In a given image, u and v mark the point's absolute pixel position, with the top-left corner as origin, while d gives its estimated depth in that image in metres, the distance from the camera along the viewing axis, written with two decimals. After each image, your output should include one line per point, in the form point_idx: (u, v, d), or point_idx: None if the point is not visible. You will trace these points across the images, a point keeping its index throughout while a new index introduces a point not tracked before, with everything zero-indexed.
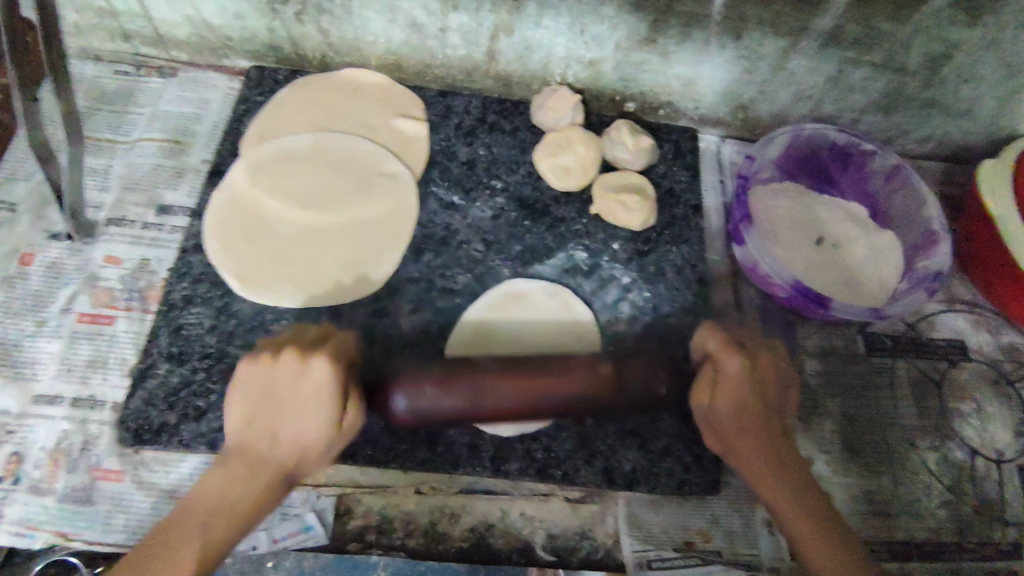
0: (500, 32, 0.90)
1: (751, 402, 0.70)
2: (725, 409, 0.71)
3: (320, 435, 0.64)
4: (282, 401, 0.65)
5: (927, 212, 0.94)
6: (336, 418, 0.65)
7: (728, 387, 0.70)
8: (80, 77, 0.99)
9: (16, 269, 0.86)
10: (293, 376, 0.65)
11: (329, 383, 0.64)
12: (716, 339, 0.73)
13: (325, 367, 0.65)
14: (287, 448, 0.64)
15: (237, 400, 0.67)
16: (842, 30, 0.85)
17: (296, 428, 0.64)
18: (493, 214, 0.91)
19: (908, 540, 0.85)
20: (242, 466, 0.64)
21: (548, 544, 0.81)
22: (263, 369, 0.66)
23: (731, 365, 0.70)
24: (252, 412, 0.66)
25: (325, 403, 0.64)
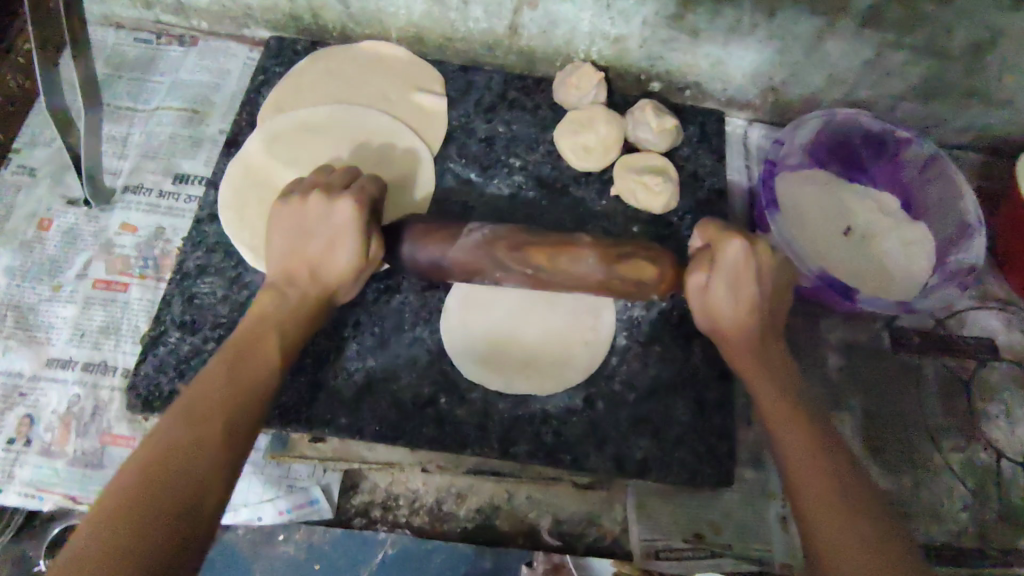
0: (524, 5, 0.88)
1: (749, 283, 0.72)
2: (729, 300, 0.73)
3: (354, 263, 0.69)
4: (306, 235, 0.70)
5: (964, 206, 0.91)
6: (362, 253, 0.69)
7: (729, 268, 0.71)
8: (102, 45, 0.99)
9: (34, 234, 0.86)
10: (320, 214, 0.69)
11: (353, 216, 0.68)
12: (713, 227, 0.73)
13: (350, 206, 0.68)
14: (325, 276, 0.70)
15: (275, 227, 0.72)
16: (881, 10, 0.82)
17: (328, 265, 0.70)
18: (511, 192, 0.89)
19: (928, 542, 0.83)
20: (284, 296, 0.70)
21: (554, 528, 0.81)
22: (291, 208, 0.71)
23: (734, 250, 0.71)
24: (287, 247, 0.71)
25: (351, 238, 0.68)
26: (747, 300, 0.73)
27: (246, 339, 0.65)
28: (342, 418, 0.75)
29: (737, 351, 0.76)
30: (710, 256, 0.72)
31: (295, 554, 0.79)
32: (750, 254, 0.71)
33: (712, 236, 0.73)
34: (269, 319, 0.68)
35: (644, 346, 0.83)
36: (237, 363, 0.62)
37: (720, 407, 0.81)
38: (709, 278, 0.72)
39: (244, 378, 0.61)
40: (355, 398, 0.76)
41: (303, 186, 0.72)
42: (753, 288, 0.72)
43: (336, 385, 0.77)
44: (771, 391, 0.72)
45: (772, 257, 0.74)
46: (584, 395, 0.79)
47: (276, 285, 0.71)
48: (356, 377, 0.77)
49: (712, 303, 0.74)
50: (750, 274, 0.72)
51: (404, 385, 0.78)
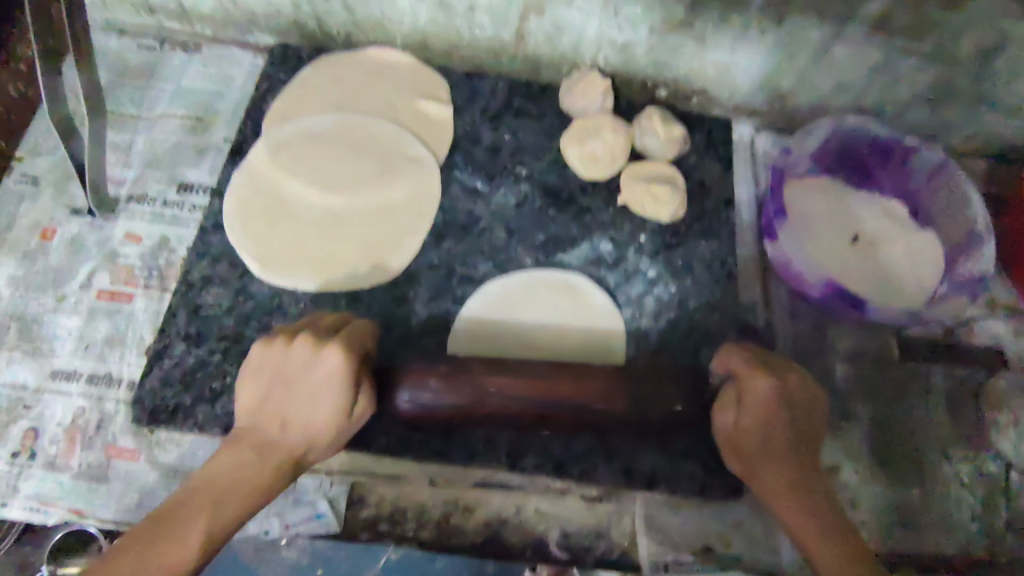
0: (530, 12, 0.87)
1: (778, 430, 0.66)
2: (747, 428, 0.67)
3: (330, 420, 0.63)
4: (290, 385, 0.64)
5: (972, 212, 0.90)
6: (345, 403, 0.63)
7: (759, 403, 0.66)
8: (105, 51, 0.98)
9: (37, 243, 0.86)
10: (306, 362, 0.64)
11: (338, 367, 0.63)
12: (738, 360, 0.70)
13: (336, 352, 0.63)
14: (294, 438, 0.63)
15: (250, 380, 0.66)
16: (891, 17, 0.81)
17: (301, 421, 0.63)
18: (517, 201, 0.89)
19: (938, 554, 0.82)
20: (244, 455, 0.62)
21: (562, 541, 0.80)
22: (276, 354, 0.65)
23: (762, 387, 0.67)
24: (264, 398, 0.65)
25: (338, 387, 0.63)
26: (769, 428, 0.66)
27: (179, 509, 0.58)
28: None
29: (769, 487, 0.66)
30: (739, 394, 0.68)
31: (299, 558, 0.76)
32: (778, 390, 0.66)
33: (740, 372, 0.69)
34: (214, 481, 0.60)
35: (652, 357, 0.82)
36: (162, 529, 0.56)
37: None
38: (734, 414, 0.68)
39: (158, 551, 0.55)
40: None
41: (293, 331, 0.68)
42: (784, 432, 0.66)
43: None
44: (777, 472, 0.66)
45: (804, 386, 0.68)
46: None
47: (240, 439, 0.63)
48: None
49: (736, 429, 0.68)
50: (779, 412, 0.66)
51: None
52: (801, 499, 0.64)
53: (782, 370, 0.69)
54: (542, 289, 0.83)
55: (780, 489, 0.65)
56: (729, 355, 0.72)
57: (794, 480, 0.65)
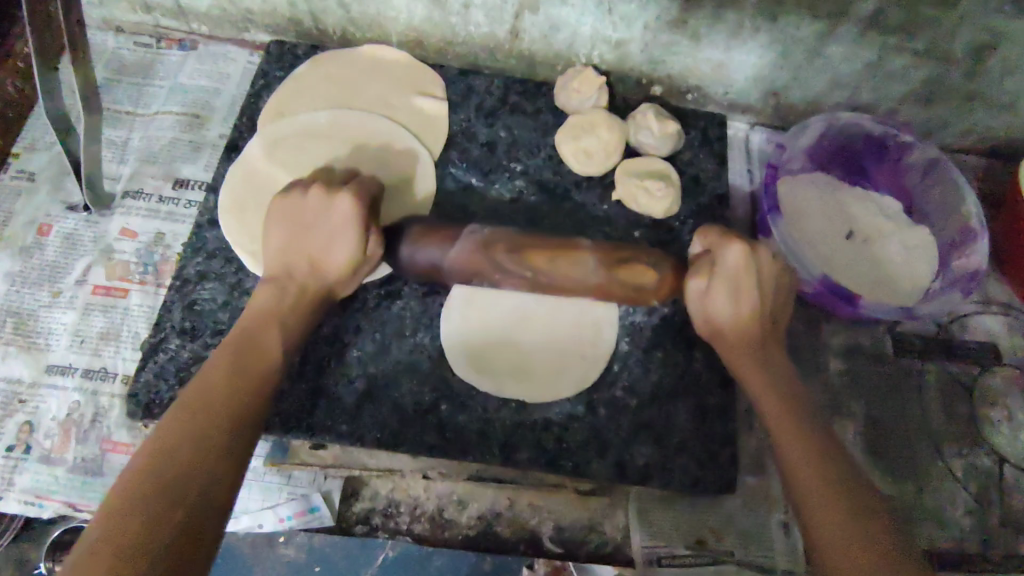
0: (525, 10, 0.88)
1: (747, 290, 0.74)
2: (720, 312, 0.76)
3: (349, 258, 0.71)
4: (309, 230, 0.72)
5: (966, 208, 0.90)
6: (362, 244, 0.72)
7: (728, 274, 0.74)
8: (101, 49, 0.98)
9: (33, 239, 0.86)
10: (321, 207, 0.72)
11: (354, 210, 0.71)
12: (713, 232, 0.76)
13: (348, 200, 0.71)
14: (320, 271, 0.72)
15: (273, 226, 0.73)
16: (883, 14, 0.81)
17: (327, 256, 0.71)
18: (512, 197, 0.89)
19: (931, 549, 0.82)
20: (286, 290, 0.70)
21: (555, 535, 0.81)
22: (295, 202, 0.73)
23: (734, 254, 0.73)
24: (287, 238, 0.72)
25: (351, 230, 0.71)
26: (745, 318, 0.75)
27: (249, 335, 0.65)
28: (343, 425, 0.75)
29: (746, 369, 0.74)
30: (711, 263, 0.75)
31: (297, 556, 0.80)
32: (750, 260, 0.73)
33: (711, 242, 0.75)
34: (262, 309, 0.68)
35: (645, 352, 0.82)
36: (244, 342, 0.64)
37: (722, 413, 0.80)
38: (709, 284, 0.75)
39: (247, 361, 0.62)
40: (356, 405, 0.76)
41: (305, 183, 0.74)
42: (758, 330, 0.76)
43: (337, 392, 0.76)
44: (764, 376, 0.73)
45: (772, 259, 0.76)
46: (585, 400, 0.79)
47: (275, 278, 0.71)
48: (357, 384, 0.77)
49: (710, 311, 0.76)
50: (749, 275, 0.73)
51: (405, 392, 0.77)
52: (790, 410, 0.69)
53: (756, 246, 0.75)
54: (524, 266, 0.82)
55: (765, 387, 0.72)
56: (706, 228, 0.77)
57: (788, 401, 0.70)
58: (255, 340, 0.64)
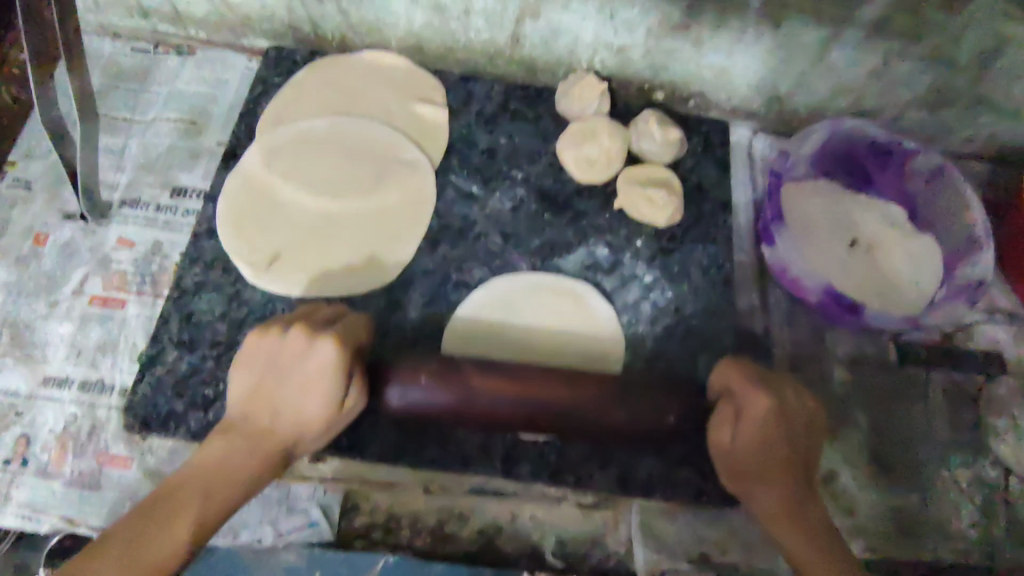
0: (526, 15, 0.87)
1: (772, 440, 0.63)
2: (743, 444, 0.64)
3: (326, 410, 0.61)
4: (284, 379, 0.61)
5: (971, 217, 0.89)
6: (338, 396, 0.61)
7: (756, 418, 0.64)
8: (98, 54, 0.97)
9: (30, 249, 0.85)
10: (299, 353, 0.61)
11: (334, 363, 0.60)
12: (738, 376, 0.67)
13: (331, 345, 0.60)
14: (287, 430, 0.61)
15: (243, 370, 0.64)
16: (889, 19, 0.81)
17: (296, 415, 0.61)
18: (513, 206, 0.88)
19: (935, 560, 0.82)
20: (244, 446, 0.59)
21: (557, 550, 0.80)
22: (271, 345, 0.63)
23: (756, 404, 0.64)
24: (255, 386, 0.63)
25: (330, 381, 0.60)
26: (764, 446, 0.63)
27: (249, 423, 0.61)
28: (343, 437, 0.74)
29: (749, 475, 0.64)
30: (735, 410, 0.66)
31: (295, 561, 0.75)
32: (774, 413, 0.63)
33: (737, 386, 0.67)
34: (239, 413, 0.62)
35: (648, 363, 0.82)
36: (228, 452, 0.59)
37: None
38: (733, 430, 0.66)
39: (225, 470, 0.58)
40: (356, 417, 0.75)
41: (286, 322, 0.65)
42: (780, 454, 0.63)
43: None
44: (759, 453, 0.64)
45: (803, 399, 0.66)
46: None
47: (233, 429, 0.61)
48: None
49: (731, 447, 0.66)
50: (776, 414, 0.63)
51: None
52: (791, 509, 0.61)
53: (778, 383, 0.66)
54: (541, 292, 0.83)
55: (760, 476, 0.63)
56: (730, 368, 0.69)
57: (784, 488, 0.62)
58: (220, 455, 0.59)
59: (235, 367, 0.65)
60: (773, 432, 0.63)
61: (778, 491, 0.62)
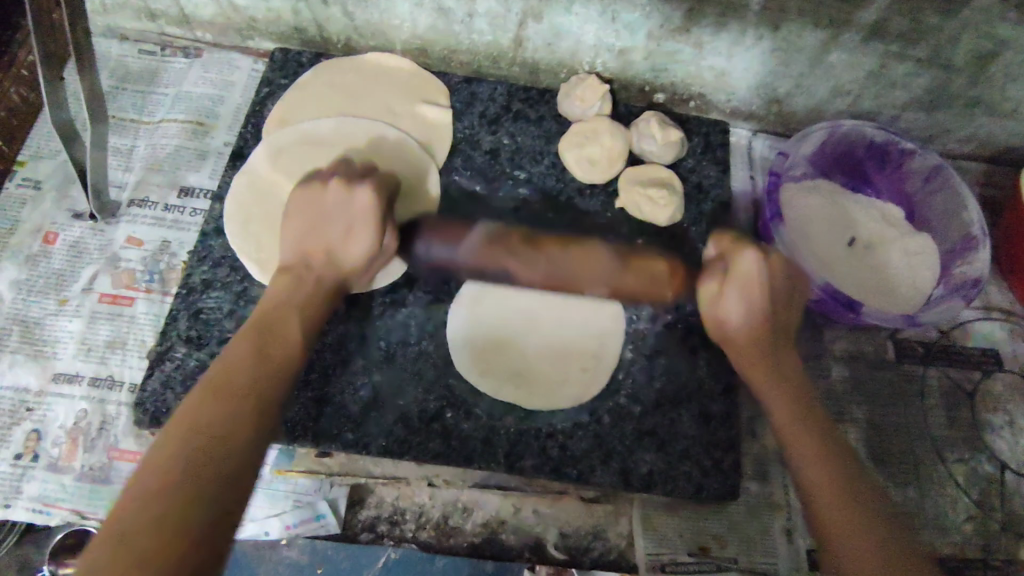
0: (529, 18, 0.88)
1: (756, 290, 0.76)
2: (741, 326, 0.77)
3: (367, 255, 0.72)
4: (329, 216, 0.73)
5: (968, 216, 0.91)
6: (379, 240, 0.73)
7: (747, 276, 0.76)
8: (106, 56, 0.99)
9: (40, 247, 0.87)
10: (341, 200, 0.73)
11: (371, 203, 0.73)
12: (727, 238, 0.79)
13: (367, 192, 0.73)
14: (343, 263, 0.72)
15: (292, 217, 0.75)
16: (886, 22, 0.82)
17: (347, 255, 0.72)
18: (516, 205, 0.89)
19: (932, 554, 0.83)
20: (304, 282, 0.71)
21: (560, 542, 0.81)
22: (312, 196, 0.75)
23: (748, 262, 0.75)
24: (302, 235, 0.73)
25: (370, 221, 0.72)
26: (759, 330, 0.76)
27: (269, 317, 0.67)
28: (349, 433, 0.76)
29: (766, 386, 0.74)
30: (725, 269, 0.77)
31: (300, 558, 0.79)
32: (762, 267, 0.76)
33: (726, 246, 0.78)
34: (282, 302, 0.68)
35: (649, 359, 0.83)
36: (263, 333, 0.65)
37: (725, 420, 0.81)
38: (720, 290, 0.78)
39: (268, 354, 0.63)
40: (362, 413, 0.76)
41: (325, 175, 0.76)
42: (767, 335, 0.77)
43: (343, 400, 0.77)
44: (787, 402, 0.72)
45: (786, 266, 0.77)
46: (589, 408, 0.79)
47: (293, 270, 0.72)
48: (362, 393, 0.77)
49: (731, 323, 0.78)
50: (761, 288, 0.76)
51: (410, 400, 0.78)
52: (798, 416, 0.71)
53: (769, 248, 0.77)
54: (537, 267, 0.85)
55: (786, 403, 0.72)
56: (721, 233, 0.80)
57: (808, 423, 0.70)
58: (248, 349, 0.62)
59: (284, 224, 0.75)
60: (766, 303, 0.76)
61: (801, 423, 0.70)
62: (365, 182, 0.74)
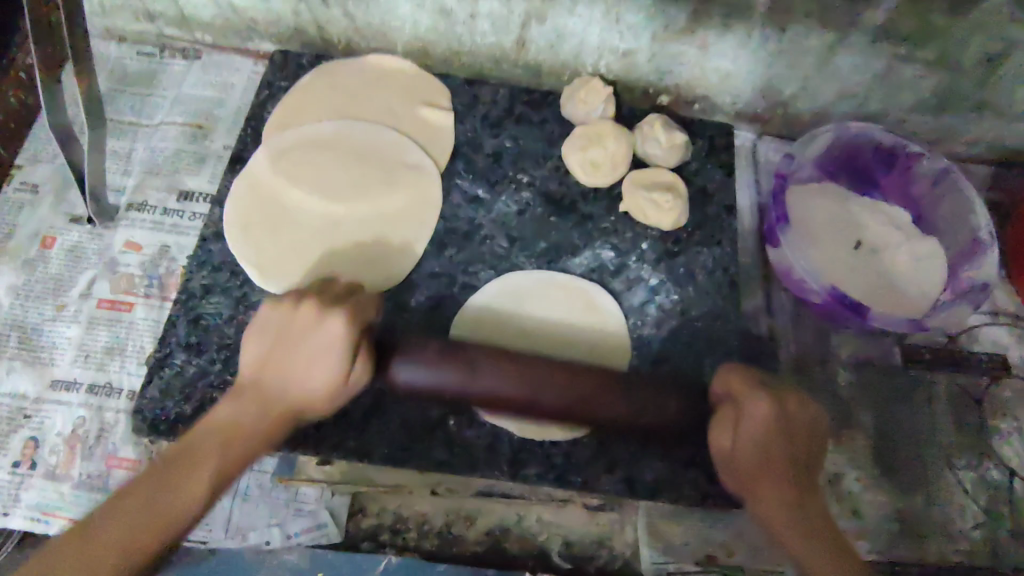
0: (532, 20, 0.87)
1: (771, 437, 0.63)
2: (744, 450, 0.64)
3: (328, 388, 0.61)
4: (293, 348, 0.61)
5: (975, 220, 0.90)
6: (344, 372, 0.61)
7: (756, 423, 0.64)
8: (104, 58, 0.98)
9: (38, 252, 0.86)
10: (309, 326, 0.61)
11: (343, 337, 0.60)
12: (737, 378, 0.67)
13: (339, 322, 0.61)
14: (295, 397, 0.61)
15: (256, 335, 0.64)
16: (894, 24, 0.81)
17: (302, 389, 0.61)
18: (519, 209, 0.88)
19: (940, 562, 0.82)
20: (251, 417, 0.60)
21: (564, 551, 0.81)
22: (281, 315, 0.63)
23: (756, 407, 0.63)
24: (266, 354, 0.63)
25: (337, 359, 0.60)
26: (768, 457, 0.63)
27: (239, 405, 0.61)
28: (350, 440, 0.74)
29: (771, 506, 0.62)
30: (735, 414, 0.65)
31: (301, 564, 0.77)
32: (772, 413, 0.63)
33: (735, 388, 0.66)
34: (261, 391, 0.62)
35: (653, 366, 0.82)
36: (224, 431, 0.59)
37: None
38: (732, 436, 0.65)
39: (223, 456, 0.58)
40: (363, 420, 0.75)
41: (298, 292, 0.65)
42: (784, 459, 0.63)
43: (345, 407, 0.76)
44: (801, 538, 0.60)
45: (803, 409, 0.65)
46: None
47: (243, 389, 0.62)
48: (364, 400, 0.76)
49: (733, 451, 0.65)
50: (775, 432, 0.63)
51: (412, 406, 0.77)
52: (823, 550, 0.59)
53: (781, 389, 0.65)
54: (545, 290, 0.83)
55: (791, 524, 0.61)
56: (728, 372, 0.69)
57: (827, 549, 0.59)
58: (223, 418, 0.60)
59: (248, 337, 0.65)
60: (778, 441, 0.63)
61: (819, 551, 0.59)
62: (341, 307, 0.62)
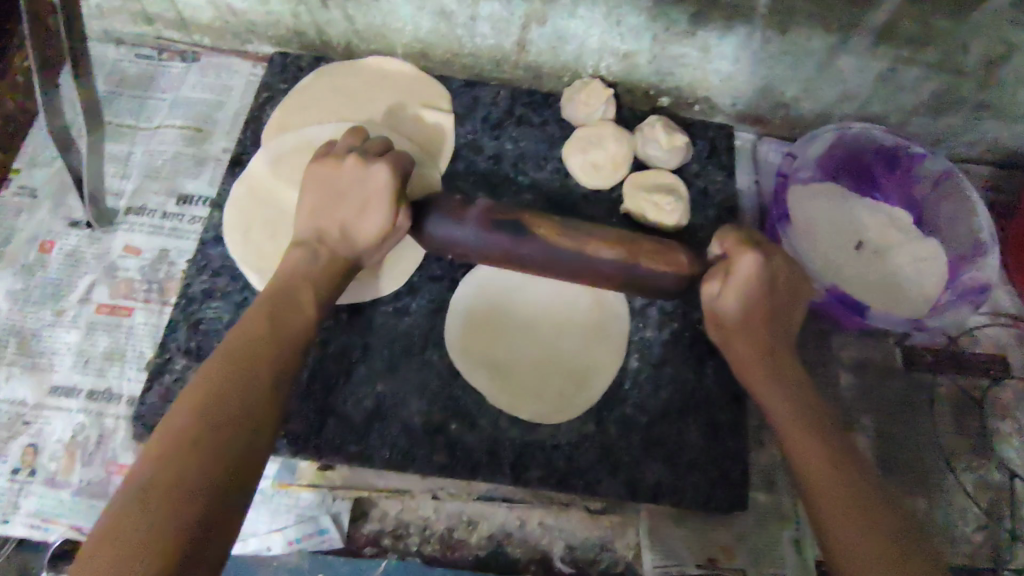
0: (533, 22, 0.87)
1: (761, 308, 0.73)
2: (734, 302, 0.73)
3: (378, 235, 0.70)
4: (339, 197, 0.70)
5: (977, 221, 0.90)
6: (391, 218, 0.69)
7: (746, 281, 0.72)
8: (102, 61, 0.97)
9: (35, 257, 0.85)
10: (355, 178, 0.70)
11: (387, 182, 0.69)
12: (731, 238, 0.74)
13: (383, 168, 0.69)
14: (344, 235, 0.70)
15: (308, 187, 0.72)
16: (896, 26, 0.81)
17: (355, 234, 0.70)
18: (519, 211, 0.88)
19: (942, 564, 0.82)
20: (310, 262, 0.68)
21: (566, 555, 0.81)
22: (326, 171, 0.71)
23: (746, 265, 0.72)
24: (316, 207, 0.71)
25: (382, 203, 0.69)
26: (750, 315, 0.73)
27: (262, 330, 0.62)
28: (352, 445, 0.74)
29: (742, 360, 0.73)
30: (727, 265, 0.73)
31: (299, 563, 0.79)
32: (761, 266, 0.72)
33: (730, 246, 0.74)
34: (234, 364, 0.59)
35: (655, 369, 0.81)
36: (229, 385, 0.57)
37: (733, 431, 0.80)
38: (721, 288, 0.74)
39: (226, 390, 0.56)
40: (365, 425, 0.75)
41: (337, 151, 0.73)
42: (760, 317, 0.73)
43: (346, 412, 0.75)
44: (779, 396, 0.69)
45: (789, 270, 0.74)
46: (595, 418, 0.78)
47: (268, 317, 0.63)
48: (365, 405, 0.76)
49: (723, 301, 0.74)
50: (761, 291, 0.72)
51: (413, 411, 0.76)
52: (781, 385, 0.70)
53: (772, 251, 0.74)
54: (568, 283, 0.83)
55: (761, 377, 0.71)
56: (722, 232, 0.75)
57: (801, 428, 0.66)
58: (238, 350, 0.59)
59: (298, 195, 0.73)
60: (761, 297, 0.73)
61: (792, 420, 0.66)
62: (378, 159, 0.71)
